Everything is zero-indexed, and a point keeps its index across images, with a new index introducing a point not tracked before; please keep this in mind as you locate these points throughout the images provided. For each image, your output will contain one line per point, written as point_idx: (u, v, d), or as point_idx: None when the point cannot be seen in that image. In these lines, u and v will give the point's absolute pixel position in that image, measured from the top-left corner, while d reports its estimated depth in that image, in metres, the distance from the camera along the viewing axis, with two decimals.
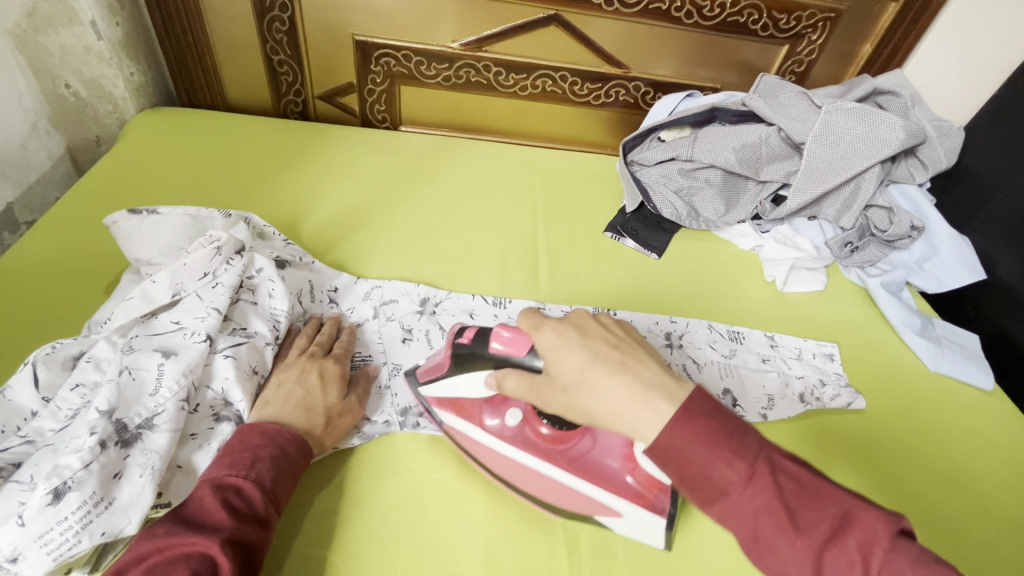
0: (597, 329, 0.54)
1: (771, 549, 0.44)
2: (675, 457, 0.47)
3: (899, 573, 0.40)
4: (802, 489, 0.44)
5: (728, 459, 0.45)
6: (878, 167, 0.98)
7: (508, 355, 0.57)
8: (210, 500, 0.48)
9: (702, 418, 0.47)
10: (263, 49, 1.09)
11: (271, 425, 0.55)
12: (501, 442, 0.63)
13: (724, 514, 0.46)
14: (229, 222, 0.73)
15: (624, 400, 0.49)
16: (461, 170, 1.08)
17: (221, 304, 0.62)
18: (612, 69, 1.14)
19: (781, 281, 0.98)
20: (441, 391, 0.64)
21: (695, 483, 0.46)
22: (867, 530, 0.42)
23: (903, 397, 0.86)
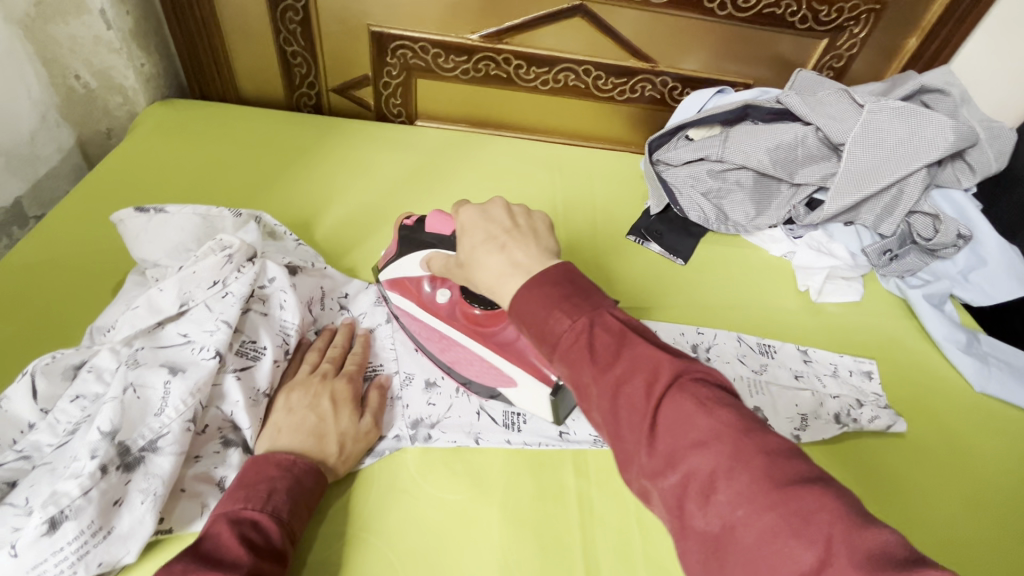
0: (503, 214, 0.52)
1: (584, 391, 0.41)
2: (520, 312, 0.44)
3: (682, 413, 0.37)
4: (620, 337, 0.41)
5: (559, 312, 0.42)
6: (923, 171, 0.92)
7: (438, 235, 0.63)
8: (229, 535, 0.45)
9: (548, 280, 0.44)
10: (276, 40, 1.06)
11: (286, 455, 0.53)
12: (435, 318, 0.68)
13: (556, 365, 0.42)
14: (238, 222, 0.70)
15: (492, 271, 0.48)
16: (477, 167, 1.04)
17: (231, 317, 0.58)
18: (638, 63, 1.08)
19: (816, 290, 0.92)
20: (387, 273, 0.72)
21: (538, 335, 0.43)
22: (666, 372, 0.38)
23: (945, 419, 0.80)
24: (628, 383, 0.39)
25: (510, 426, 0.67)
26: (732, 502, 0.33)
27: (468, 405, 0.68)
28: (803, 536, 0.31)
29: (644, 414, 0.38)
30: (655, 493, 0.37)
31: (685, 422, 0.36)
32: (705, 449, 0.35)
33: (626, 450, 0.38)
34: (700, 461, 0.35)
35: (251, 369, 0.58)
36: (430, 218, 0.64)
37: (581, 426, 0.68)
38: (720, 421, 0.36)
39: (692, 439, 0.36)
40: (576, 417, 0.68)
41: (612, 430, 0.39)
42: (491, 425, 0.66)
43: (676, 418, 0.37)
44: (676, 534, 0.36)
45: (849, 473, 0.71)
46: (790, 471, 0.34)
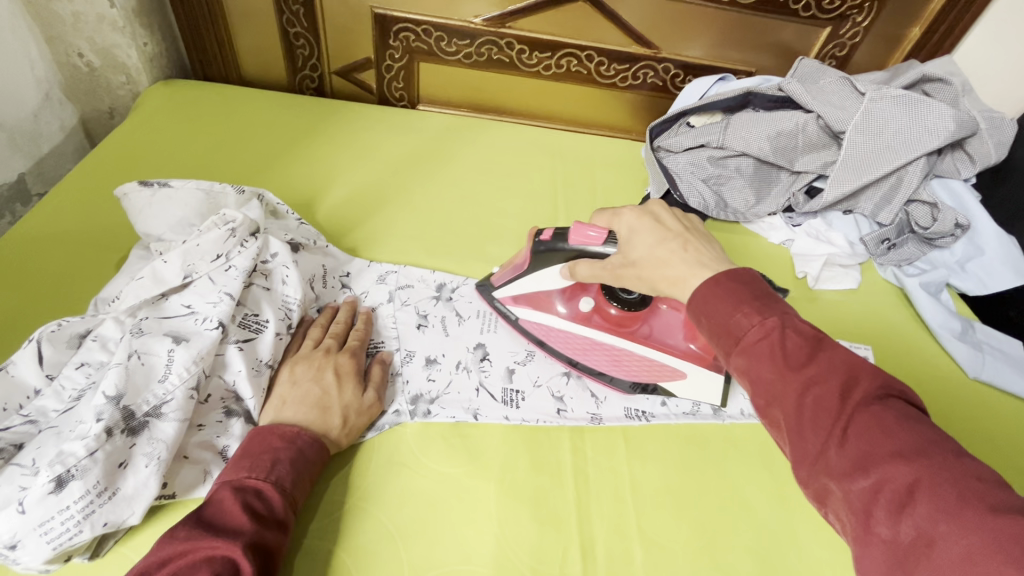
0: (673, 220, 0.58)
1: (765, 387, 0.43)
2: (702, 308, 0.49)
3: (881, 423, 0.38)
4: (813, 344, 0.43)
5: (748, 310, 0.46)
6: (923, 160, 0.93)
7: (586, 246, 0.62)
8: (232, 502, 0.46)
9: (737, 281, 0.48)
10: (279, 21, 1.06)
11: (290, 427, 0.54)
12: (574, 323, 0.72)
13: (736, 360, 0.45)
14: (242, 199, 0.71)
15: (677, 268, 0.53)
16: (479, 152, 1.05)
17: (234, 289, 0.59)
18: (641, 50, 1.08)
19: (814, 277, 0.93)
20: (516, 289, 0.72)
21: (719, 333, 0.47)
22: (861, 383, 0.40)
23: (938, 405, 0.81)
24: (817, 384, 0.41)
25: (510, 402, 0.68)
26: (930, 515, 0.34)
27: (469, 381, 0.69)
28: (1020, 562, 0.30)
29: (833, 417, 0.39)
30: (838, 495, 0.38)
31: (884, 432, 0.38)
32: (905, 461, 0.36)
33: (806, 449, 0.40)
34: (896, 471, 0.36)
35: (254, 341, 0.59)
36: (573, 232, 0.62)
37: (578, 404, 0.69)
38: (923, 439, 0.37)
39: (892, 449, 0.37)
40: (573, 395, 0.70)
41: (794, 428, 0.41)
42: (490, 401, 0.67)
43: (870, 427, 0.38)
44: (856, 540, 0.36)
45: None
46: (1006, 501, 0.33)
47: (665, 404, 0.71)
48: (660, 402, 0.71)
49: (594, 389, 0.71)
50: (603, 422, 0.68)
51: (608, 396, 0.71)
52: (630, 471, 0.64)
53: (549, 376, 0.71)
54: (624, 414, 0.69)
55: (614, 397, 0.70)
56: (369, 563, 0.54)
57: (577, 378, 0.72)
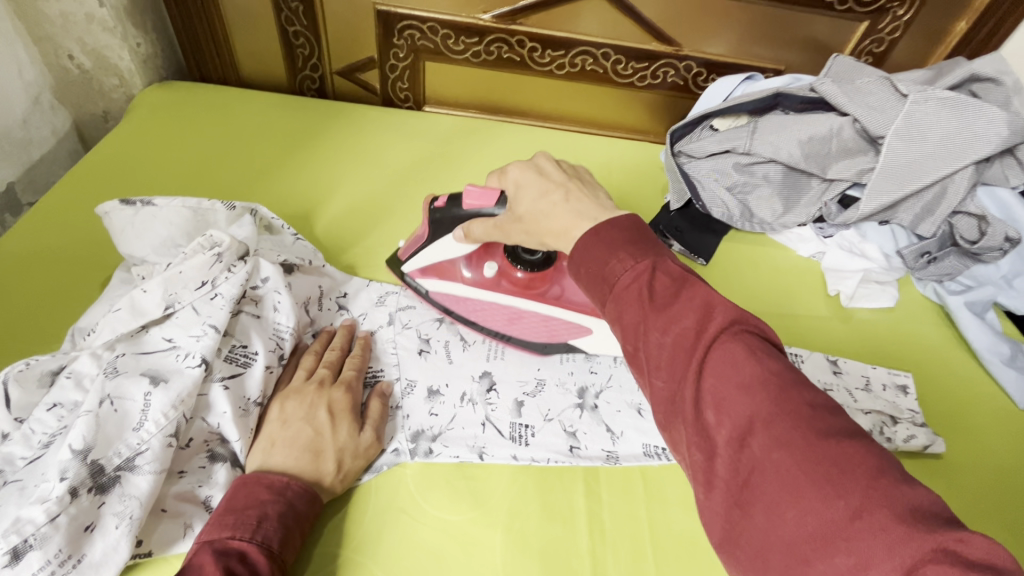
0: (557, 171, 0.55)
1: (631, 332, 0.40)
2: (581, 255, 0.45)
3: (731, 356, 0.36)
4: (678, 283, 0.40)
5: (622, 255, 0.43)
6: (970, 168, 0.85)
7: (477, 208, 0.58)
8: (213, 567, 0.42)
9: (617, 226, 0.45)
10: (278, 19, 1.00)
11: (279, 477, 0.50)
12: (481, 290, 0.69)
13: (607, 307, 0.43)
14: (233, 215, 0.66)
15: (563, 219, 0.50)
16: (487, 158, 0.99)
17: (219, 320, 0.54)
18: (661, 47, 1.01)
19: (847, 296, 0.86)
20: (421, 260, 0.68)
21: (594, 281, 0.44)
22: (719, 317, 0.38)
23: (986, 439, 0.74)
24: (677, 322, 0.38)
25: (518, 439, 0.62)
26: (767, 447, 0.33)
27: (474, 415, 0.64)
28: (839, 488, 0.31)
29: (686, 355, 0.37)
30: (685, 434, 0.36)
31: (732, 365, 0.35)
32: (750, 393, 0.34)
33: (660, 390, 0.38)
34: (741, 402, 0.34)
35: (241, 377, 0.54)
36: (464, 192, 0.58)
37: (593, 440, 0.64)
38: (771, 373, 0.35)
39: (737, 381, 0.35)
40: (587, 431, 0.64)
41: (651, 369, 0.38)
42: (498, 439, 0.62)
43: (722, 364, 0.36)
44: (697, 478, 0.35)
45: None
46: (834, 428, 0.33)
47: None
48: None
49: (609, 423, 0.65)
50: (619, 462, 0.62)
51: (625, 432, 0.65)
52: (649, 518, 0.59)
53: (561, 409, 0.65)
54: (643, 452, 0.63)
55: (631, 433, 0.64)
56: None
57: (592, 411, 0.66)
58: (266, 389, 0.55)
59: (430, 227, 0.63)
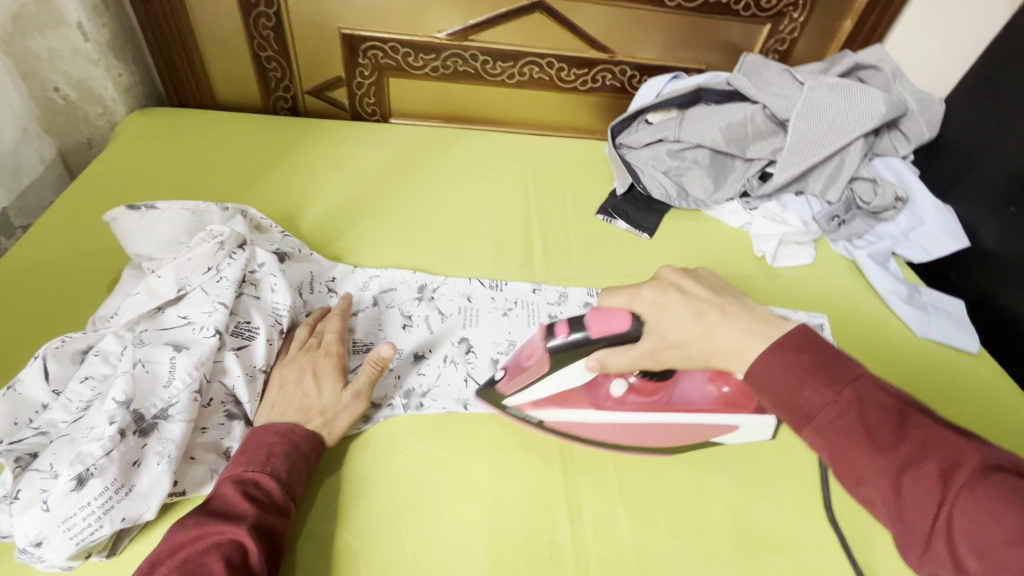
0: (697, 287, 0.57)
1: (856, 472, 0.45)
2: (764, 380, 0.50)
3: (988, 507, 0.39)
4: (897, 417, 0.45)
5: (815, 383, 0.47)
6: (861, 141, 1.01)
7: (610, 333, 0.56)
8: (234, 493, 0.52)
9: (793, 348, 0.49)
10: (250, 46, 1.10)
11: (283, 424, 0.58)
12: (611, 412, 0.64)
13: (814, 437, 0.47)
14: (225, 215, 0.75)
15: (729, 341, 0.52)
16: (452, 160, 1.10)
17: (227, 298, 0.62)
18: (597, 54, 1.15)
19: (771, 256, 1.00)
20: (537, 391, 0.63)
21: (786, 407, 0.49)
22: (963, 464, 0.41)
23: (893, 362, 0.88)
24: (914, 466, 0.43)
25: None
26: None
27: (457, 373, 0.73)
28: None
29: (933, 500, 0.41)
30: None
31: (991, 517, 0.39)
32: (1021, 548, 0.37)
33: (912, 534, 0.42)
34: (1015, 558, 0.37)
35: (248, 347, 0.62)
36: (591, 318, 0.57)
37: None
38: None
39: (1004, 536, 0.38)
40: None
41: (896, 510, 0.43)
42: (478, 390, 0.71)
43: (978, 512, 0.39)
44: None
45: None
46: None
47: None
48: None
49: None
50: None
51: None
52: None
53: None
54: None
55: None
56: (371, 542, 0.58)
57: None
58: (272, 356, 0.64)
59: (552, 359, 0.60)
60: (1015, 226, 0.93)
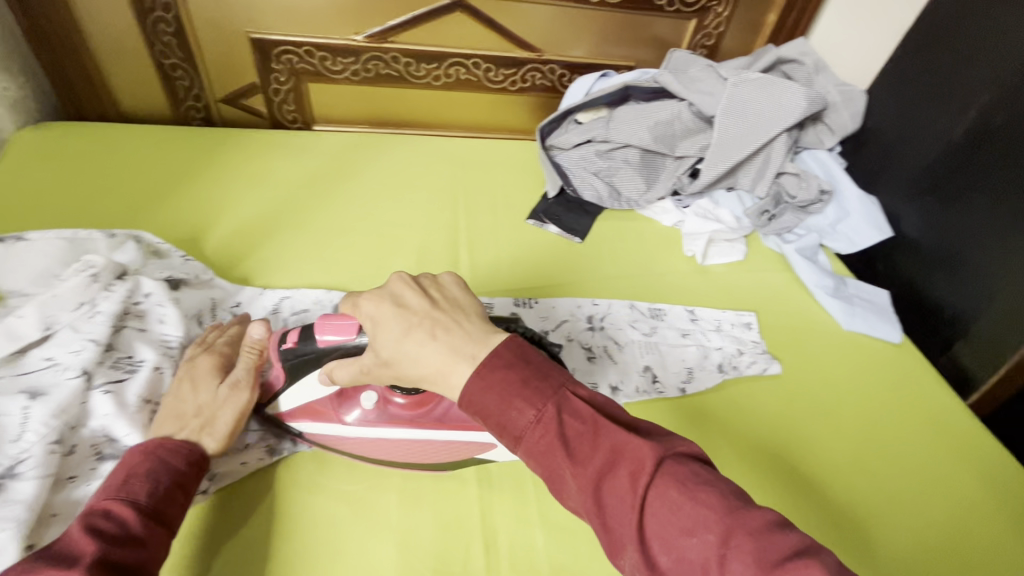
0: (417, 297, 0.51)
1: (567, 487, 0.43)
2: (477, 403, 0.46)
3: (667, 502, 0.40)
4: (592, 426, 0.43)
5: (521, 404, 0.44)
6: (785, 136, 1.01)
7: (333, 344, 0.55)
8: (77, 527, 0.44)
9: (502, 367, 0.46)
10: (152, 52, 1.03)
11: (151, 440, 0.53)
12: (362, 427, 0.61)
13: (528, 457, 0.44)
14: (113, 243, 0.71)
15: (433, 363, 0.48)
16: (377, 167, 1.05)
17: (99, 335, 0.58)
18: (525, 53, 1.12)
19: (700, 255, 0.99)
20: (291, 403, 0.61)
21: (500, 428, 0.45)
22: (643, 462, 0.41)
23: (820, 357, 0.88)
24: (610, 475, 0.42)
25: None
26: None
27: None
28: None
29: (629, 505, 0.41)
30: None
31: (670, 510, 0.39)
32: (693, 536, 0.38)
33: (614, 540, 0.41)
34: (690, 546, 0.38)
35: (125, 383, 0.57)
36: (316, 325, 0.55)
37: None
38: (702, 504, 0.39)
39: (679, 526, 0.39)
40: None
41: (600, 520, 0.42)
42: None
43: (662, 507, 0.40)
44: None
45: (732, 414, 0.78)
46: (783, 547, 0.36)
47: None
48: None
49: None
50: None
51: None
52: None
53: None
54: None
55: None
56: None
57: None
58: (160, 388, 0.59)
59: (288, 370, 0.58)
60: (934, 215, 0.95)
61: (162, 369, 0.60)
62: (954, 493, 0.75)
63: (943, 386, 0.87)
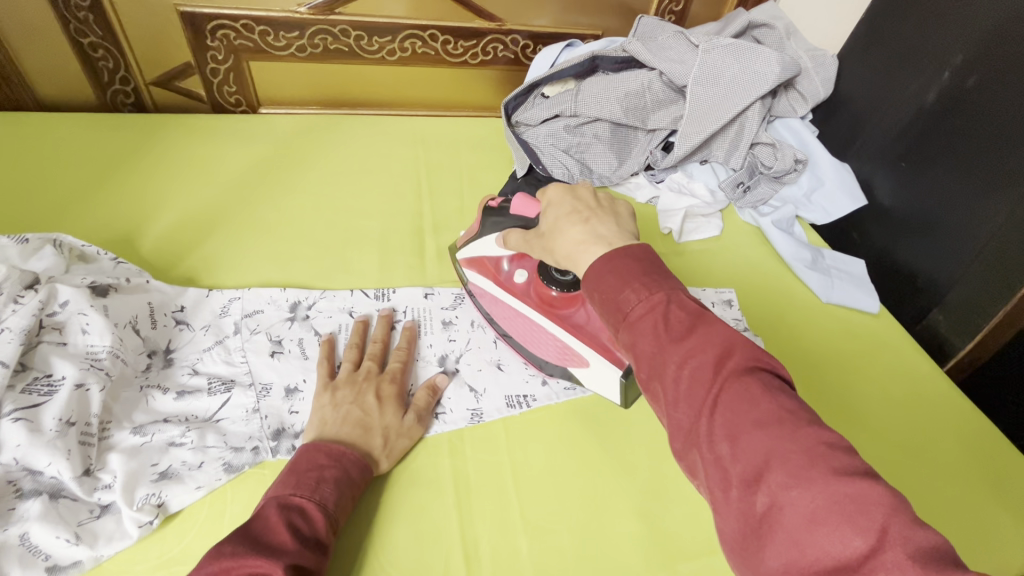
0: (589, 196, 0.56)
1: (648, 361, 0.42)
2: (596, 282, 0.47)
3: (746, 395, 0.38)
4: (695, 317, 0.43)
5: (636, 285, 0.45)
6: (758, 104, 0.97)
7: (523, 215, 0.64)
8: (276, 517, 0.47)
9: (630, 257, 0.47)
10: (67, 31, 0.92)
11: (336, 446, 0.55)
12: (510, 293, 0.72)
13: (623, 335, 0.45)
14: (27, 248, 0.62)
15: (573, 242, 0.52)
16: (331, 153, 0.97)
17: (6, 355, 0.50)
18: (485, 24, 1.05)
19: (677, 232, 0.95)
20: (472, 250, 0.74)
21: (608, 306, 0.46)
22: (734, 356, 0.40)
23: (800, 331, 0.87)
24: (695, 357, 0.40)
25: None
26: (784, 482, 0.34)
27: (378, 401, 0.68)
28: (857, 523, 0.32)
29: (704, 389, 0.39)
30: (704, 461, 0.38)
31: (745, 403, 0.38)
32: (764, 430, 0.36)
33: (681, 420, 0.40)
34: (757, 438, 0.36)
35: (41, 406, 0.50)
36: (515, 200, 0.64)
37: (457, 403, 0.67)
38: (784, 409, 0.37)
39: (754, 418, 0.37)
40: (451, 396, 0.68)
41: (672, 398, 0.41)
42: None
43: (738, 399, 0.38)
44: (715, 504, 0.37)
45: None
46: (844, 462, 0.34)
47: (546, 383, 0.71)
48: (541, 383, 0.71)
49: (472, 384, 0.69)
50: (482, 418, 0.66)
51: (488, 389, 0.69)
52: (510, 460, 0.63)
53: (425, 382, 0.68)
54: (505, 404, 0.68)
55: (492, 389, 0.69)
56: None
57: (455, 375, 0.70)
58: (89, 407, 0.53)
59: (484, 224, 0.71)
60: (907, 181, 0.93)
61: (89, 385, 0.53)
62: (937, 462, 0.74)
63: (919, 354, 0.87)
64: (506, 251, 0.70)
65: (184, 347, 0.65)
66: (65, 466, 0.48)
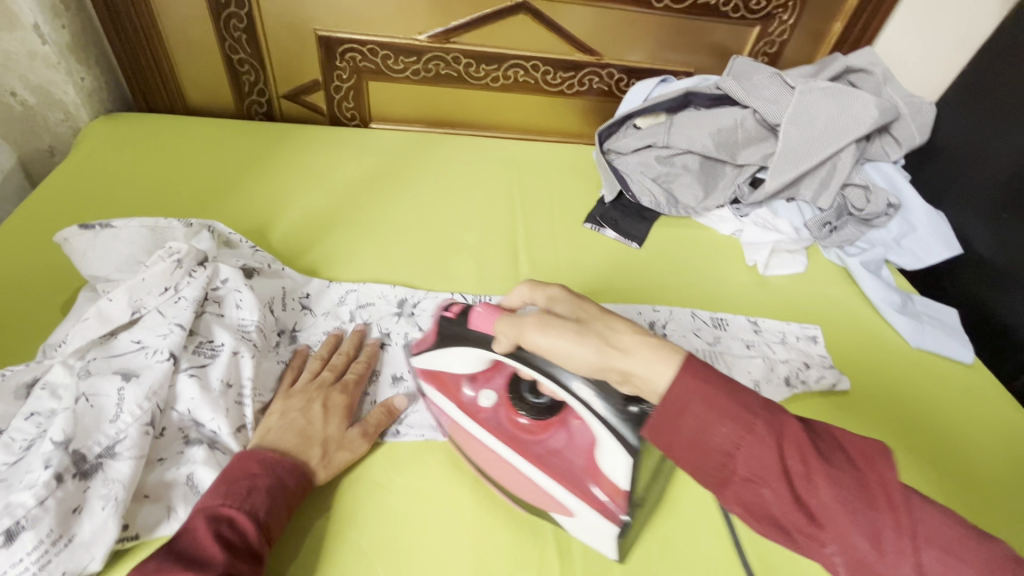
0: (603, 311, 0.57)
1: (794, 506, 0.39)
2: (688, 415, 0.43)
3: (919, 516, 0.37)
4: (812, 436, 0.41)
5: (733, 413, 0.42)
6: (853, 147, 0.99)
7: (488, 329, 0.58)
8: (205, 531, 0.47)
9: (706, 374, 0.44)
10: (221, 49, 1.05)
11: (271, 454, 0.54)
12: (471, 412, 0.62)
13: (743, 475, 0.41)
14: (190, 231, 0.72)
15: (646, 339, 0.49)
16: (435, 167, 1.06)
17: (184, 320, 0.59)
18: (584, 57, 1.12)
19: (763, 265, 0.97)
20: (426, 361, 0.64)
21: (708, 445, 0.42)
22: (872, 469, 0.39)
23: (887, 373, 0.86)
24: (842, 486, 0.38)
25: None
26: None
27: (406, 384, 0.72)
28: None
29: (871, 525, 0.37)
30: None
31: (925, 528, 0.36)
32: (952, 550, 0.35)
33: (861, 564, 0.37)
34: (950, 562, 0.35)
35: (208, 367, 0.58)
36: (477, 313, 0.59)
37: None
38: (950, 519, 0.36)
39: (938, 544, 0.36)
40: None
41: (840, 542, 0.38)
42: None
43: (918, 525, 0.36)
44: None
45: None
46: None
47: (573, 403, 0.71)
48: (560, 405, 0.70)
49: None
50: None
51: None
52: None
53: None
54: None
55: None
56: None
57: None
58: (241, 371, 0.60)
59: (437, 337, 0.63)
60: (1010, 233, 0.92)
61: (242, 353, 0.61)
62: None
63: (1016, 410, 0.84)
64: (473, 365, 0.61)
65: (307, 329, 0.73)
66: (224, 421, 0.56)
